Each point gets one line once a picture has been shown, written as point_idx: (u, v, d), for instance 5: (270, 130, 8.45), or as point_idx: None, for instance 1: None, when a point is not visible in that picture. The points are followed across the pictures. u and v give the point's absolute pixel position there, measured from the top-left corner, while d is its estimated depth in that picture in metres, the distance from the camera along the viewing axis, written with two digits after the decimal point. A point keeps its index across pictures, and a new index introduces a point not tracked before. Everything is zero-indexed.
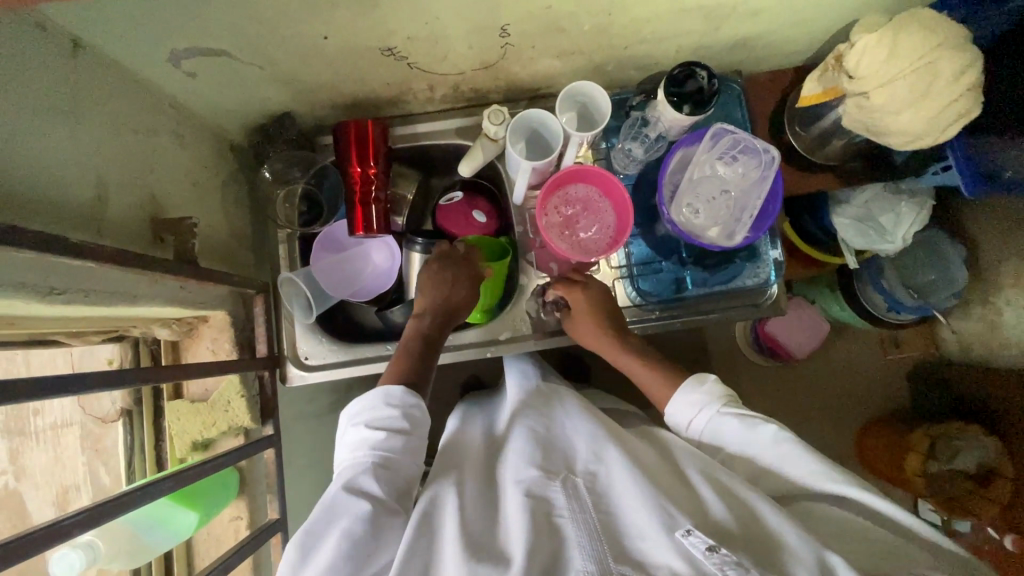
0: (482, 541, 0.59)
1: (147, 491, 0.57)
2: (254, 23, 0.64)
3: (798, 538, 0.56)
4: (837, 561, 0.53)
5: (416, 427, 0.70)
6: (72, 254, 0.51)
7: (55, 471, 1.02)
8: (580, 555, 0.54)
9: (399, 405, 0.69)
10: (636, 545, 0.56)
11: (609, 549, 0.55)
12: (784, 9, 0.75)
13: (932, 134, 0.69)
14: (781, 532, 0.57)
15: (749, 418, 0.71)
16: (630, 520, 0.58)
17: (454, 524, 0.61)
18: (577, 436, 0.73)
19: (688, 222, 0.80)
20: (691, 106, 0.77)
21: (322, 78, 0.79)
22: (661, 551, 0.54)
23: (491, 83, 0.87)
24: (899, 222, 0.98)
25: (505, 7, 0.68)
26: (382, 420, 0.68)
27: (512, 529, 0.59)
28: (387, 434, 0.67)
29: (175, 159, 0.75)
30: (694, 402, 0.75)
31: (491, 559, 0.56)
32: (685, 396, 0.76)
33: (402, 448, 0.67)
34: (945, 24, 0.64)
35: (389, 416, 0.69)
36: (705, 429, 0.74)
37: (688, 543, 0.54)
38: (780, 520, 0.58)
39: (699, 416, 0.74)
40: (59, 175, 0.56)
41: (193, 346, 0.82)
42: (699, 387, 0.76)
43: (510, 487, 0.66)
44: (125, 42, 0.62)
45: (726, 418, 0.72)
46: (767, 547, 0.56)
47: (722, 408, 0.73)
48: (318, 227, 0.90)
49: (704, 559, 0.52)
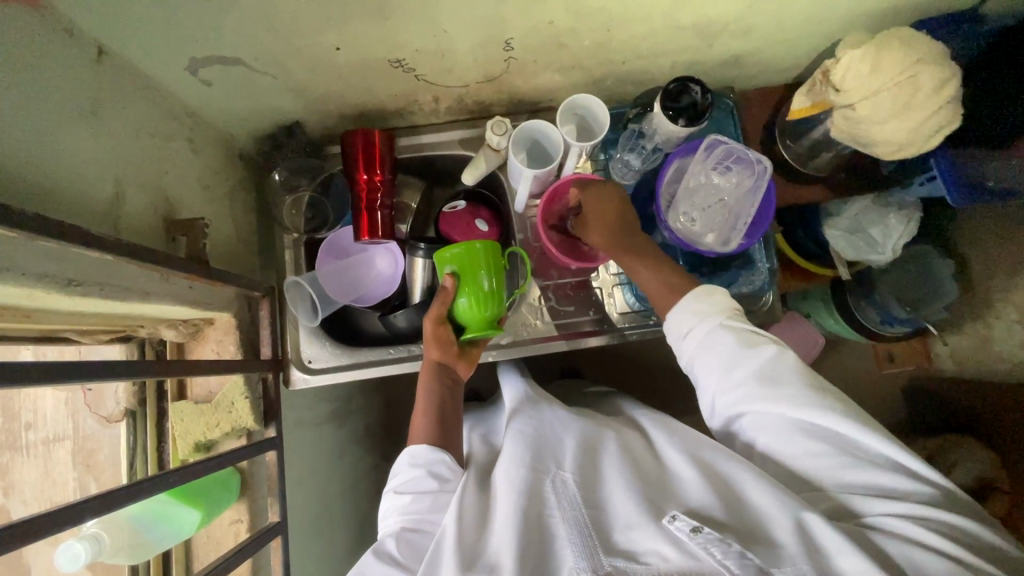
0: (478, 542, 0.60)
1: (153, 482, 0.58)
2: (270, 35, 0.67)
3: (778, 508, 0.58)
4: (812, 517, 0.56)
5: (445, 482, 0.70)
6: (92, 247, 0.54)
7: (46, 486, 0.98)
8: (572, 552, 0.56)
9: (423, 464, 0.71)
10: (623, 533, 0.58)
11: (599, 539, 0.57)
12: (774, 27, 0.79)
13: (914, 144, 0.73)
14: (765, 513, 0.59)
15: (747, 335, 0.68)
16: (618, 511, 0.61)
17: (448, 525, 0.62)
18: (563, 428, 0.76)
19: (685, 230, 0.84)
20: (686, 119, 0.79)
21: (332, 89, 0.82)
22: (648, 539, 0.57)
23: (494, 95, 0.90)
24: (888, 234, 1.01)
25: (509, 22, 0.71)
26: (406, 484, 0.70)
27: (499, 530, 0.60)
28: (413, 496, 0.68)
29: (188, 165, 0.78)
30: (701, 312, 0.71)
31: (485, 561, 0.57)
32: (691, 306, 0.72)
33: (430, 508, 0.68)
34: (922, 41, 0.68)
35: (414, 477, 0.70)
36: (703, 340, 0.70)
37: (674, 528, 0.57)
38: (768, 497, 0.59)
39: (699, 326, 0.70)
40: (80, 174, 0.58)
41: (198, 348, 0.83)
42: (703, 298, 0.72)
43: (501, 486, 0.66)
44: (147, 50, 0.65)
45: (728, 337, 0.69)
46: (754, 528, 0.58)
47: (724, 322, 0.70)
48: (325, 233, 0.94)
49: (689, 541, 0.55)
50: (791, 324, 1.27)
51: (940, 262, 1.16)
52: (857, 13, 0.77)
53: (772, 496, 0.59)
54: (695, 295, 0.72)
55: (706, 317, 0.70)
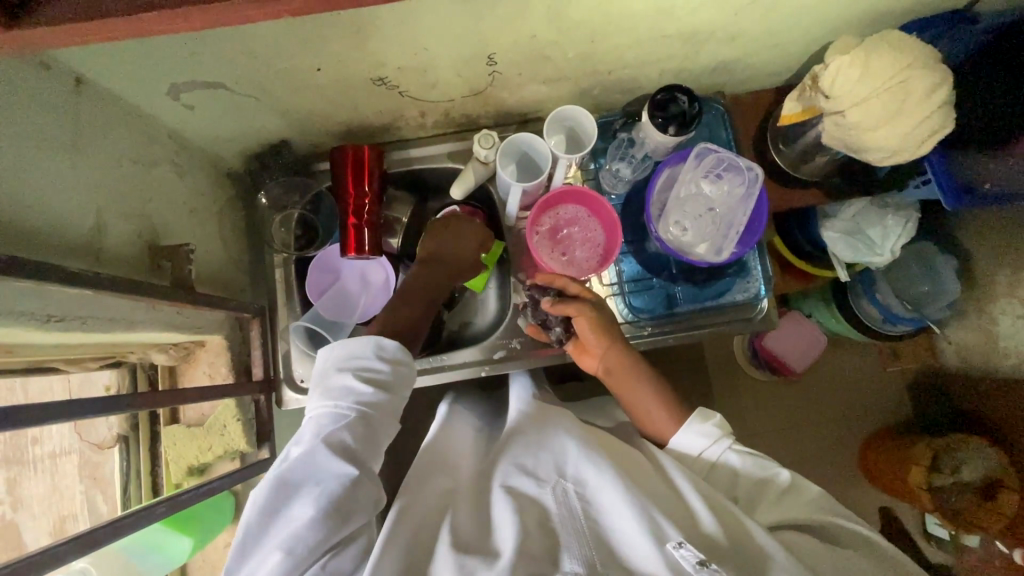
0: (476, 543, 0.60)
1: (143, 514, 0.58)
2: (250, 57, 0.67)
3: (787, 565, 0.58)
4: None
5: (402, 386, 0.66)
6: (69, 283, 0.53)
7: (51, 502, 1.00)
8: (570, 557, 0.56)
9: (390, 360, 0.66)
10: (624, 554, 0.57)
11: (600, 556, 0.56)
12: (762, 32, 0.77)
13: (907, 150, 0.71)
14: (770, 560, 0.58)
15: (759, 460, 0.73)
16: (618, 528, 0.59)
17: (441, 537, 0.61)
18: (568, 434, 0.74)
19: (676, 240, 0.82)
20: (676, 127, 0.78)
21: (318, 108, 0.81)
22: (650, 562, 0.55)
23: (481, 109, 0.89)
24: (887, 235, 0.99)
25: (490, 38, 0.70)
26: (369, 373, 0.64)
27: (499, 533, 0.60)
28: (374, 390, 0.63)
29: (175, 190, 0.78)
30: (708, 433, 0.75)
31: (481, 552, 0.58)
32: (694, 428, 0.75)
33: (387, 408, 0.63)
34: (914, 45, 0.67)
35: (379, 370, 0.64)
36: (713, 465, 0.74)
37: (679, 556, 0.55)
38: (774, 547, 0.60)
39: (711, 449, 0.74)
40: (59, 206, 0.58)
41: (190, 371, 0.84)
42: (706, 421, 0.76)
43: (501, 490, 0.66)
44: (124, 77, 0.64)
45: (739, 459, 0.73)
46: (754, 564, 0.58)
47: (733, 445, 0.74)
48: (313, 250, 0.92)
49: (692, 572, 0.54)
50: (790, 326, 1.26)
51: (942, 258, 1.15)
52: (848, 17, 0.75)
53: (783, 554, 0.59)
54: (694, 419, 0.77)
55: (717, 439, 0.74)
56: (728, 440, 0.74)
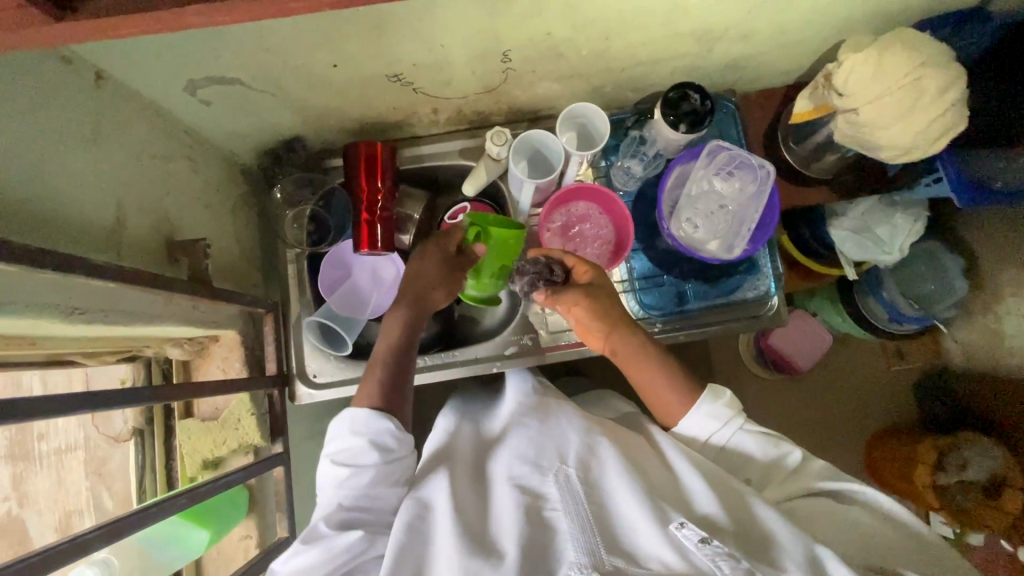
0: (480, 536, 0.61)
1: (163, 505, 0.58)
2: (268, 53, 0.67)
3: (789, 538, 0.58)
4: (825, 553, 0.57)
5: (388, 453, 0.68)
6: (94, 275, 0.54)
7: (58, 497, 1.00)
8: (574, 548, 0.56)
9: (365, 434, 0.67)
10: (629, 539, 0.58)
11: (604, 540, 0.57)
12: (774, 31, 0.78)
13: (920, 148, 0.72)
14: (773, 532, 0.59)
15: (769, 437, 0.73)
16: (621, 514, 0.60)
17: (447, 528, 0.62)
18: (569, 424, 0.74)
19: (687, 236, 0.82)
20: (688, 124, 0.79)
21: (332, 104, 0.82)
22: (654, 545, 0.56)
23: (494, 106, 0.90)
24: (895, 233, 0.99)
25: (506, 36, 0.71)
26: (347, 454, 0.67)
27: (502, 527, 0.61)
28: (352, 471, 0.66)
29: (190, 185, 0.78)
30: (717, 414, 0.73)
31: (485, 549, 0.58)
32: (706, 409, 0.73)
33: (371, 482, 0.66)
34: (926, 44, 0.67)
35: (355, 448, 0.67)
36: (725, 446, 0.73)
37: (681, 535, 0.56)
38: (776, 520, 0.60)
39: (722, 430, 0.73)
40: (82, 199, 0.59)
41: (204, 366, 0.84)
42: (718, 400, 0.74)
43: (503, 482, 0.67)
44: (143, 72, 0.65)
45: (749, 437, 0.72)
46: (760, 542, 0.59)
47: (744, 424, 0.73)
48: (325, 247, 0.92)
49: (695, 551, 0.55)
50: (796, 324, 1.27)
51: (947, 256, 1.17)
52: (861, 16, 0.76)
53: (784, 526, 0.60)
54: (705, 398, 0.74)
55: (728, 419, 0.73)
56: (738, 419, 0.73)
